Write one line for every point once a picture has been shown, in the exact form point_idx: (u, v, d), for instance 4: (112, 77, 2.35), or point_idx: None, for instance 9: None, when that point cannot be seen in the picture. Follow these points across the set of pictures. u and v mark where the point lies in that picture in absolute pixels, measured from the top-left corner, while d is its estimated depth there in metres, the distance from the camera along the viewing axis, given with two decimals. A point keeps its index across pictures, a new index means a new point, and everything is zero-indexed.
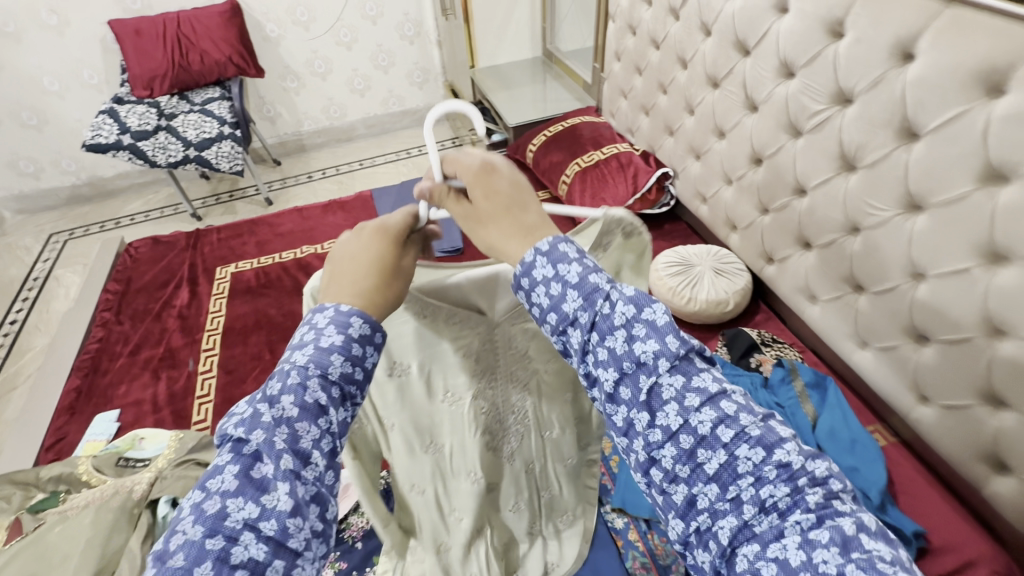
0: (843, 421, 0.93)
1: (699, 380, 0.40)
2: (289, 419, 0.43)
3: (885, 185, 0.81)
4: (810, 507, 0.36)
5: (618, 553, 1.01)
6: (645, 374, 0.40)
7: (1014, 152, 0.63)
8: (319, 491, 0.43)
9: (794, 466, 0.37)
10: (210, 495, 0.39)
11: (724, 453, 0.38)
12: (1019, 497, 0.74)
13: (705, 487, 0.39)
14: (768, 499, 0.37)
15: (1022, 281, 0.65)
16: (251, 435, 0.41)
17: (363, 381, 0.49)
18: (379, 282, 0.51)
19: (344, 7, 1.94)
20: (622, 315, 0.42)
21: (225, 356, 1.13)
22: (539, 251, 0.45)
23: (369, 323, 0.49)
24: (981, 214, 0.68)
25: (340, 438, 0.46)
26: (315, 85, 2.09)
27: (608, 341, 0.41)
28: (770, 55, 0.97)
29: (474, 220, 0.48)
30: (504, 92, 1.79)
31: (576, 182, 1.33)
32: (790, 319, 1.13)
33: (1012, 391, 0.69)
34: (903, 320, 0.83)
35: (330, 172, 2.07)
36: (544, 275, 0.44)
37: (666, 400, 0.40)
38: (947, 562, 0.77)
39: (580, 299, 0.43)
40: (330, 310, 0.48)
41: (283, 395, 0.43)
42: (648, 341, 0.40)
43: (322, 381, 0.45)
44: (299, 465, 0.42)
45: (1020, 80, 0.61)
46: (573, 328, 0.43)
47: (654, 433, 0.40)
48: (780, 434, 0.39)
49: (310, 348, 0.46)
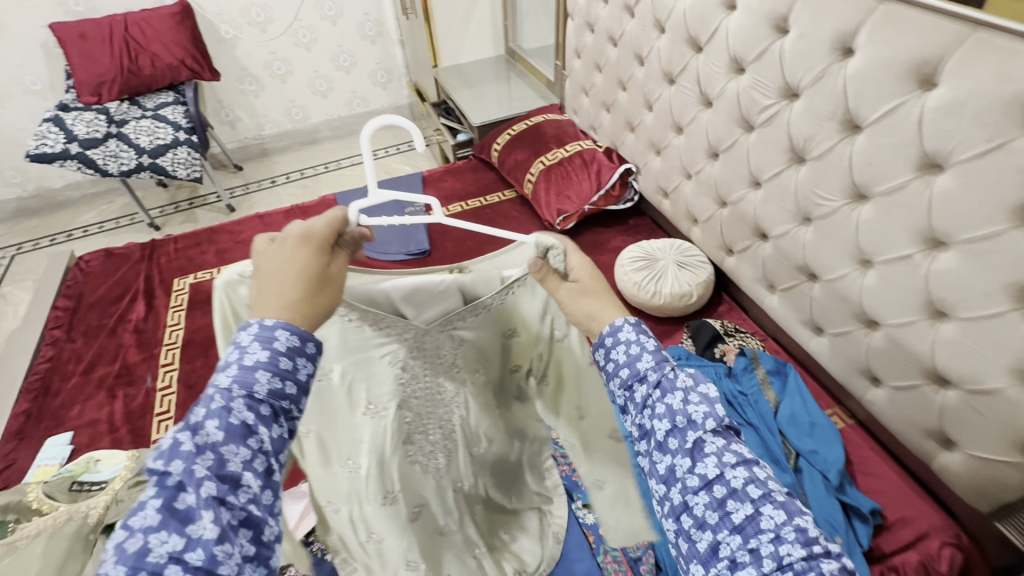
0: (803, 405, 0.94)
1: (741, 445, 0.44)
2: (214, 444, 0.38)
3: (831, 176, 0.81)
4: (827, 573, 0.36)
5: (589, 550, 0.83)
6: (694, 428, 0.44)
7: (947, 142, 0.65)
8: (249, 514, 0.38)
9: (812, 532, 0.38)
10: (132, 533, 0.34)
11: (751, 506, 0.40)
12: (965, 469, 0.77)
13: (729, 535, 0.40)
14: (785, 557, 0.37)
15: (961, 265, 0.67)
16: (170, 465, 0.36)
17: (298, 395, 0.44)
18: (307, 292, 0.46)
19: (302, 8, 2.17)
20: (683, 380, 0.47)
21: (185, 371, 1.15)
22: (629, 321, 0.51)
23: (297, 335, 0.44)
24: (919, 202, 0.69)
25: (275, 457, 0.41)
26: (274, 87, 2.34)
27: (666, 397, 0.46)
28: (721, 51, 0.95)
29: (577, 292, 0.54)
30: (468, 90, 1.98)
31: (542, 181, 1.40)
32: (751, 308, 1.13)
33: (955, 371, 0.72)
34: (854, 306, 0.85)
35: (293, 177, 2.34)
36: (627, 337, 0.50)
37: (709, 452, 0.43)
38: (903, 536, 0.81)
39: (652, 361, 0.48)
40: (254, 327, 0.43)
41: (207, 420, 0.39)
42: (701, 403, 0.45)
43: (248, 401, 0.40)
44: (226, 490, 0.37)
45: (950, 71, 0.63)
46: (641, 383, 0.48)
47: (691, 478, 0.43)
48: (805, 508, 0.41)
49: (232, 369, 0.41)
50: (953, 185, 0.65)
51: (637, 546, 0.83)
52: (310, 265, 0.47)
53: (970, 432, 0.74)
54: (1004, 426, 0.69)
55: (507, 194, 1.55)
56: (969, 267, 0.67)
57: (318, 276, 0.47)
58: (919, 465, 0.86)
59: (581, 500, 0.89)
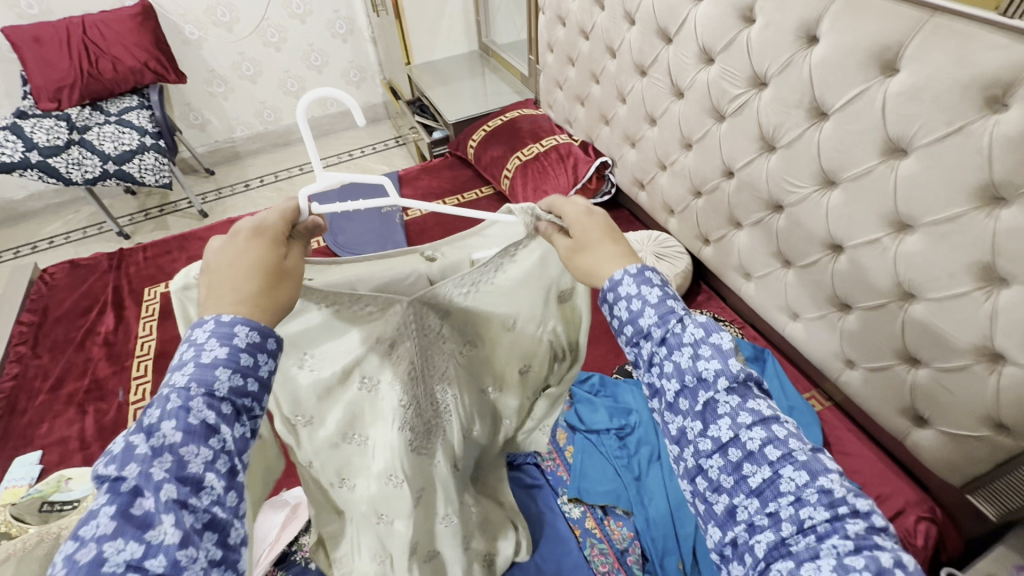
0: (781, 390, 0.95)
1: (756, 403, 0.43)
2: (172, 446, 0.36)
3: (801, 163, 0.82)
4: (849, 534, 0.36)
5: (576, 544, 0.84)
6: (706, 389, 0.43)
7: (909, 127, 0.66)
8: (214, 516, 0.37)
9: (835, 493, 0.38)
10: (84, 542, 0.32)
11: (769, 468, 0.40)
12: (936, 446, 0.79)
13: (747, 499, 0.40)
14: (807, 520, 0.37)
15: (927, 247, 0.69)
16: (124, 470, 0.34)
17: (259, 393, 0.42)
18: (264, 286, 0.44)
19: (269, 7, 2.12)
20: (691, 335, 0.45)
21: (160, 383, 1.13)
22: (629, 272, 0.48)
23: (257, 330, 0.42)
24: (886, 186, 0.71)
25: (239, 457, 0.40)
26: (244, 88, 2.29)
27: (675, 356, 0.45)
28: (690, 41, 0.95)
29: (573, 249, 0.53)
30: (443, 87, 1.96)
31: (519, 176, 1.40)
32: (728, 297, 1.14)
33: (926, 350, 0.74)
34: (827, 291, 0.86)
35: (267, 180, 2.30)
36: (628, 290, 0.47)
37: (721, 414, 0.43)
38: (880, 513, 0.82)
39: (656, 317, 0.46)
40: (209, 324, 0.41)
41: (164, 421, 0.37)
42: (712, 360, 0.44)
43: (207, 400, 0.38)
44: (188, 493, 0.36)
45: (910, 57, 0.64)
46: (646, 341, 0.47)
47: (705, 441, 0.42)
48: (826, 464, 0.40)
49: (189, 367, 0.39)
50: (915, 169, 0.67)
51: (624, 537, 0.83)
52: (266, 258, 0.45)
53: (940, 409, 0.76)
54: (970, 401, 0.71)
55: (484, 190, 1.54)
56: (933, 248, 0.68)
57: (274, 269, 0.45)
58: (894, 444, 0.88)
59: (566, 494, 0.89)
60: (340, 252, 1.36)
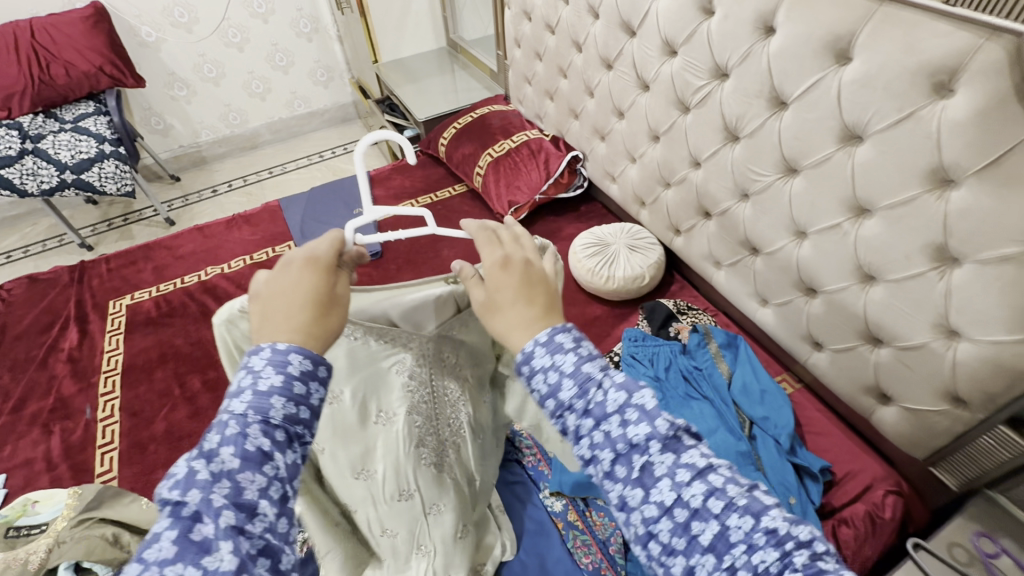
0: (753, 374, 0.97)
1: (690, 453, 0.43)
2: (230, 472, 0.37)
3: (763, 152, 0.83)
4: (799, 567, 0.37)
5: (558, 537, 0.84)
6: (638, 453, 0.43)
7: (864, 113, 0.67)
8: (268, 543, 0.37)
9: (780, 531, 0.38)
10: (145, 567, 0.33)
11: (716, 522, 0.40)
12: (901, 422, 0.82)
13: (702, 557, 0.40)
14: (760, 565, 0.38)
15: (884, 230, 0.71)
16: (186, 495, 0.35)
17: (311, 420, 0.43)
18: (316, 315, 0.45)
19: (229, 7, 2.07)
20: (615, 400, 0.45)
21: (129, 398, 1.10)
22: (539, 341, 0.48)
23: (309, 359, 0.43)
24: (843, 172, 0.73)
25: (291, 484, 0.40)
26: (207, 91, 2.23)
27: (603, 425, 0.45)
28: (653, 34, 0.96)
29: (485, 309, 0.52)
30: (412, 86, 1.94)
31: (491, 173, 1.39)
32: (701, 285, 1.16)
33: (886, 330, 0.77)
34: (793, 276, 0.89)
35: (236, 184, 2.25)
36: (542, 362, 0.47)
37: (659, 476, 0.42)
38: (851, 489, 0.85)
39: (575, 387, 0.46)
40: (266, 350, 0.42)
41: (223, 446, 0.38)
42: (639, 423, 0.44)
43: (263, 426, 0.40)
44: (244, 519, 0.36)
45: (862, 46, 0.65)
46: (570, 413, 0.46)
47: (649, 509, 0.42)
48: (764, 501, 0.41)
49: (246, 394, 0.40)
50: (871, 154, 0.69)
51: (606, 528, 0.84)
52: (318, 288, 0.46)
53: (902, 386, 0.79)
54: (929, 378, 0.74)
55: (457, 188, 1.53)
56: (889, 232, 0.70)
57: (325, 299, 0.47)
58: (860, 421, 0.91)
59: (549, 489, 0.89)
60: None
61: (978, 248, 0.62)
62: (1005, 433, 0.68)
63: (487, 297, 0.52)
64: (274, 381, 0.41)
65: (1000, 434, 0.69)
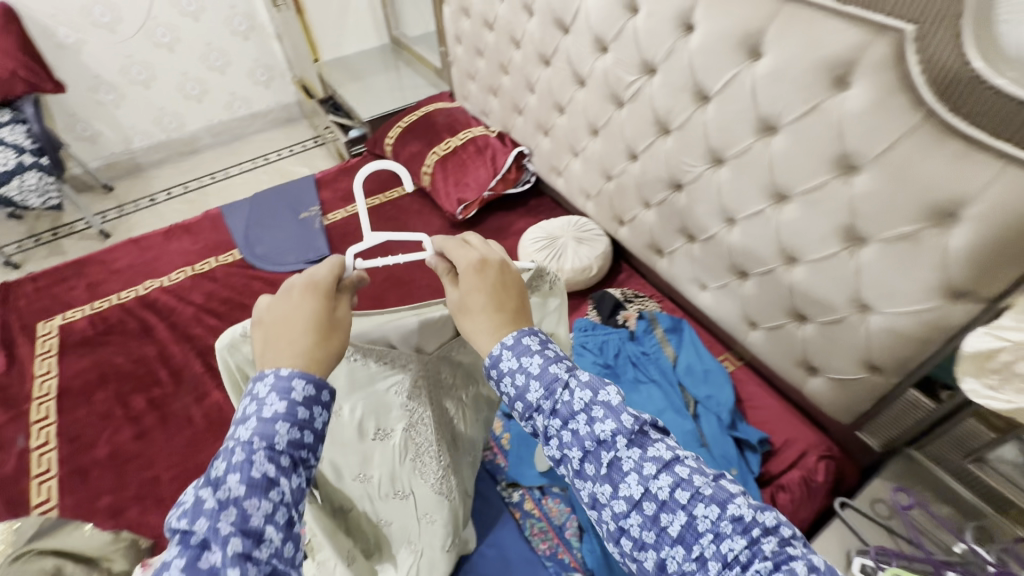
0: (698, 355, 1.02)
1: (655, 446, 0.47)
2: (236, 499, 0.40)
3: (692, 144, 0.87)
4: (766, 555, 0.40)
5: (515, 525, 0.87)
6: (605, 449, 0.46)
7: (777, 105, 0.72)
8: (274, 567, 0.40)
9: (745, 518, 0.42)
10: None
11: (684, 513, 0.43)
12: (828, 391, 0.88)
13: (672, 548, 0.43)
14: (728, 554, 0.41)
15: (801, 215, 0.76)
16: (195, 524, 0.39)
17: (315, 444, 0.47)
18: (318, 339, 0.48)
19: (155, 5, 1.96)
20: (582, 400, 0.48)
21: (67, 423, 1.05)
22: (505, 345, 0.51)
23: (313, 383, 0.46)
24: (762, 161, 0.77)
25: (296, 508, 0.44)
26: (137, 94, 2.11)
27: (571, 425, 0.48)
28: (584, 31, 0.98)
29: (459, 309, 0.54)
30: (356, 84, 1.90)
31: (438, 171, 1.39)
32: (647, 273, 1.20)
33: (809, 307, 0.82)
34: (727, 260, 0.93)
35: (176, 192, 2.15)
36: (509, 365, 0.50)
37: (627, 471, 0.45)
38: (788, 457, 0.91)
39: (542, 389, 0.49)
40: (270, 376, 0.46)
41: (229, 475, 0.41)
42: (606, 421, 0.47)
43: (268, 452, 0.43)
44: (251, 545, 0.39)
45: (771, 42, 0.69)
46: (538, 414, 0.49)
47: (620, 504, 0.45)
48: (730, 490, 0.44)
49: (252, 421, 0.44)
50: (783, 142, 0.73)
51: (561, 513, 0.87)
52: (318, 313, 0.50)
53: (827, 358, 0.85)
54: (848, 348, 0.80)
55: (406, 188, 1.52)
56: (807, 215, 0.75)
57: (326, 322, 0.50)
58: (795, 392, 0.97)
59: (505, 480, 0.91)
60: (257, 264, 1.30)
61: (881, 228, 0.67)
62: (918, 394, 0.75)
63: (460, 300, 0.54)
64: (278, 408, 0.44)
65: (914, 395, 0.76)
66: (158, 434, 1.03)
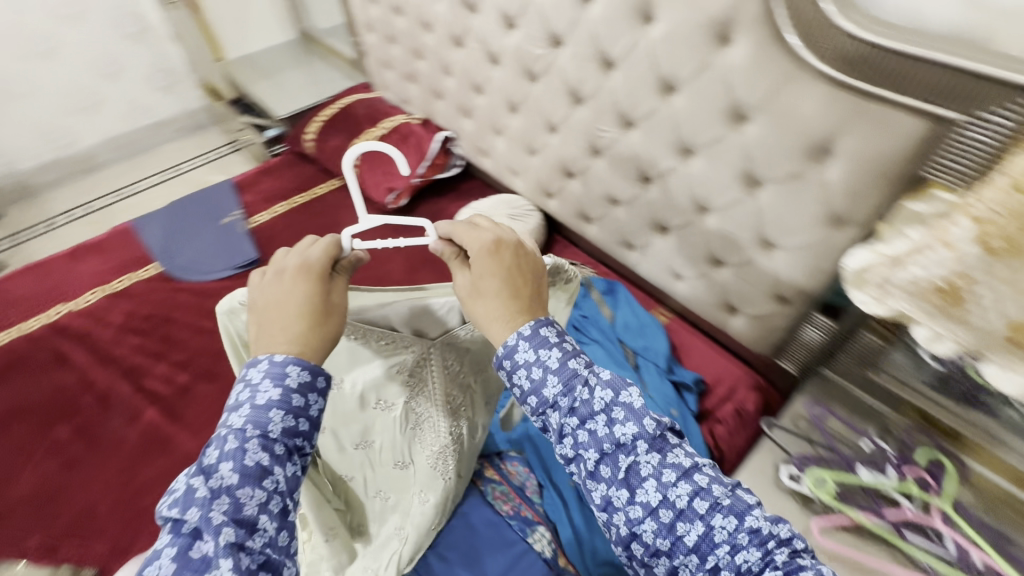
0: (633, 313, 1.09)
1: (674, 454, 0.51)
2: (229, 487, 0.41)
3: (603, 109, 0.92)
4: (779, 565, 0.45)
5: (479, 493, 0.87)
6: (625, 453, 0.51)
7: (674, 66, 0.77)
8: (268, 557, 0.41)
9: (761, 531, 0.47)
10: None
11: (701, 523, 0.48)
12: (748, 329, 0.97)
13: (687, 556, 0.48)
14: (742, 564, 0.46)
15: (705, 167, 0.83)
16: (186, 514, 0.39)
17: (311, 431, 0.48)
18: (309, 326, 0.49)
19: (27, 10, 1.79)
20: (602, 400, 0.53)
21: None
22: (522, 335, 0.54)
23: (308, 370, 0.47)
24: (666, 118, 0.83)
25: (290, 497, 0.45)
26: (16, 109, 1.92)
27: (590, 425, 0.52)
28: (492, 10, 1.01)
29: (471, 293, 0.57)
30: (268, 82, 1.83)
31: (364, 163, 1.37)
32: (579, 242, 1.25)
33: (724, 252, 0.90)
34: (648, 218, 1.00)
35: (78, 213, 1.98)
36: (524, 356, 0.54)
37: (645, 475, 0.50)
38: (720, 392, 1.00)
39: (559, 385, 0.53)
40: (265, 362, 0.47)
41: (221, 463, 0.42)
42: (627, 423, 0.51)
43: (262, 440, 0.44)
44: (244, 534, 0.40)
45: (660, 8, 0.75)
46: (552, 410, 0.54)
47: (635, 509, 0.50)
48: (747, 501, 0.49)
49: (244, 409, 0.45)
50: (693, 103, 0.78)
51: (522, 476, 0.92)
52: (311, 298, 0.49)
53: (743, 297, 0.93)
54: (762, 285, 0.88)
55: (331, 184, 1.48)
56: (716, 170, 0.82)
57: (321, 308, 0.50)
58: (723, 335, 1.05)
59: None
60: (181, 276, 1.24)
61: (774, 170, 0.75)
62: (815, 320, 0.84)
63: (472, 283, 0.57)
64: (274, 394, 0.45)
65: (813, 322, 0.84)
66: (91, 464, 0.96)
